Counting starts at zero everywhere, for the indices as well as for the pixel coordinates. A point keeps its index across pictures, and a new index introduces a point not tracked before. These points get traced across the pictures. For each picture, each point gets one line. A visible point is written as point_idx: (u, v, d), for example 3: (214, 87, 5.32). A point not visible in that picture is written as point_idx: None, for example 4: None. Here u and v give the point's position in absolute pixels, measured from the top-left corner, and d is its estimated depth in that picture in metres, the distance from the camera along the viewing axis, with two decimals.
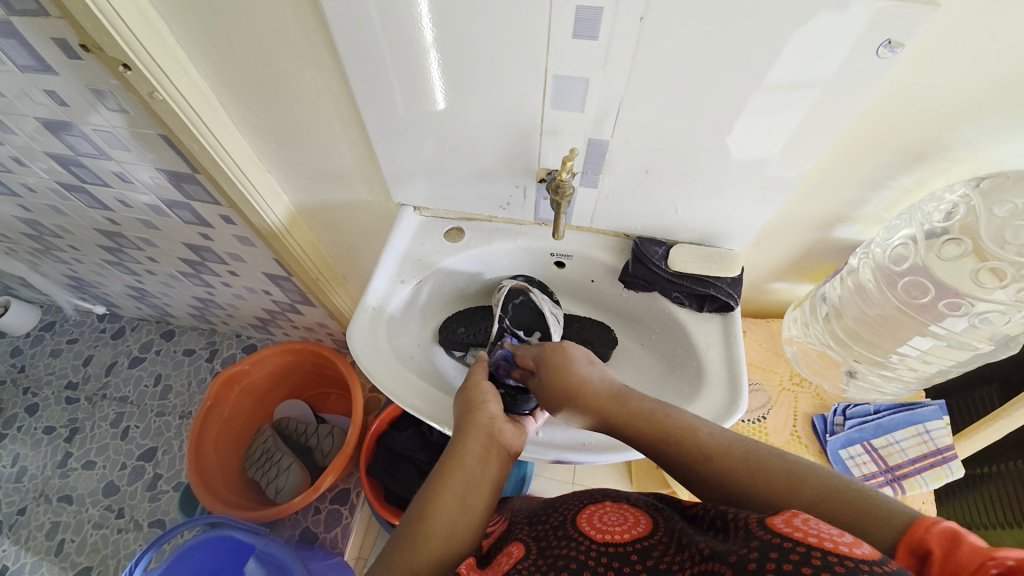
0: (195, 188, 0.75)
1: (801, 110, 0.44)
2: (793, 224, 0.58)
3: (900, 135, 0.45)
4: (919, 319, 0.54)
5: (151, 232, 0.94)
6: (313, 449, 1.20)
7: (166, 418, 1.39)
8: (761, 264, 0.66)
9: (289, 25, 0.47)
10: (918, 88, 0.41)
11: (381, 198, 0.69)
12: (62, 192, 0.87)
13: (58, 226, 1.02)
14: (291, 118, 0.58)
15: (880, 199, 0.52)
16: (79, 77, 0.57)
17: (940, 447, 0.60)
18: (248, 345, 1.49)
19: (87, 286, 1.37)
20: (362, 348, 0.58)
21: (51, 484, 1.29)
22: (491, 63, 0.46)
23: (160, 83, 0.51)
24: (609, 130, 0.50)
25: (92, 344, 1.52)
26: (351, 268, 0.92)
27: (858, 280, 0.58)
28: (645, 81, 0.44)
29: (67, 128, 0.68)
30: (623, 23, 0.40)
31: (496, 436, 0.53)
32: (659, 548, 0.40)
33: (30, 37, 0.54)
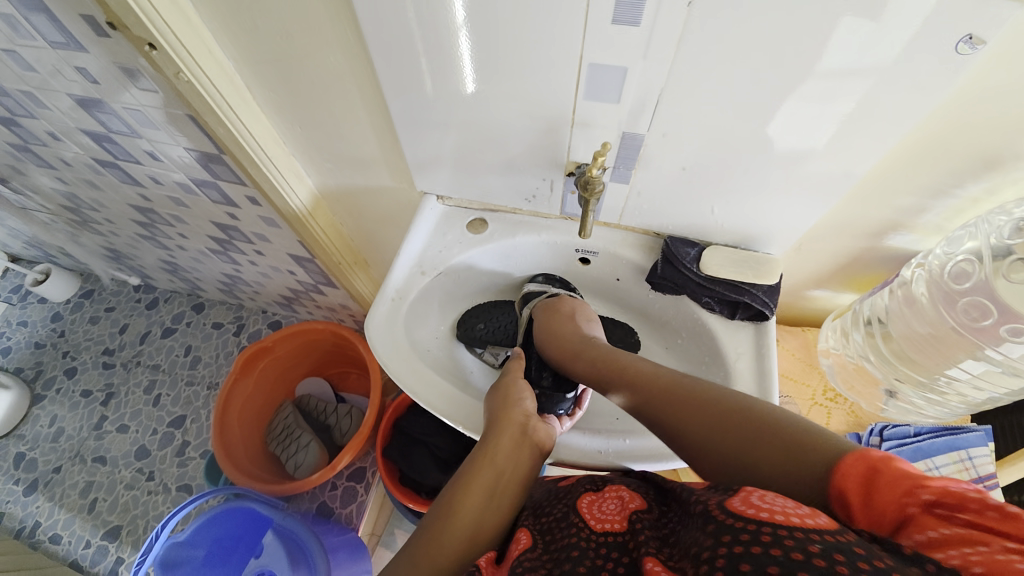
0: (221, 168, 0.75)
1: (862, 108, 0.40)
2: (840, 230, 0.54)
3: (974, 139, 0.41)
4: (975, 342, 0.50)
5: (181, 209, 0.96)
6: (333, 428, 1.23)
7: (194, 388, 1.44)
8: (801, 270, 0.62)
9: (313, 5, 0.45)
10: (999, 88, 0.37)
11: (405, 185, 0.67)
12: (97, 168, 0.89)
13: (94, 200, 1.05)
14: (315, 102, 0.56)
15: (942, 207, 0.47)
16: (109, 55, 0.57)
17: (982, 476, 0.56)
18: (273, 322, 1.52)
19: (123, 258, 1.42)
20: (379, 340, 0.58)
21: (88, 445, 1.37)
22: (522, 49, 0.43)
23: (186, 63, 0.50)
24: (645, 124, 0.46)
25: (128, 313, 1.58)
26: (372, 253, 0.91)
27: (909, 292, 0.53)
28: (688, 72, 0.41)
29: (99, 106, 0.68)
30: (668, 9, 0.36)
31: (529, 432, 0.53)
32: (658, 526, 0.39)
33: (61, 14, 0.54)
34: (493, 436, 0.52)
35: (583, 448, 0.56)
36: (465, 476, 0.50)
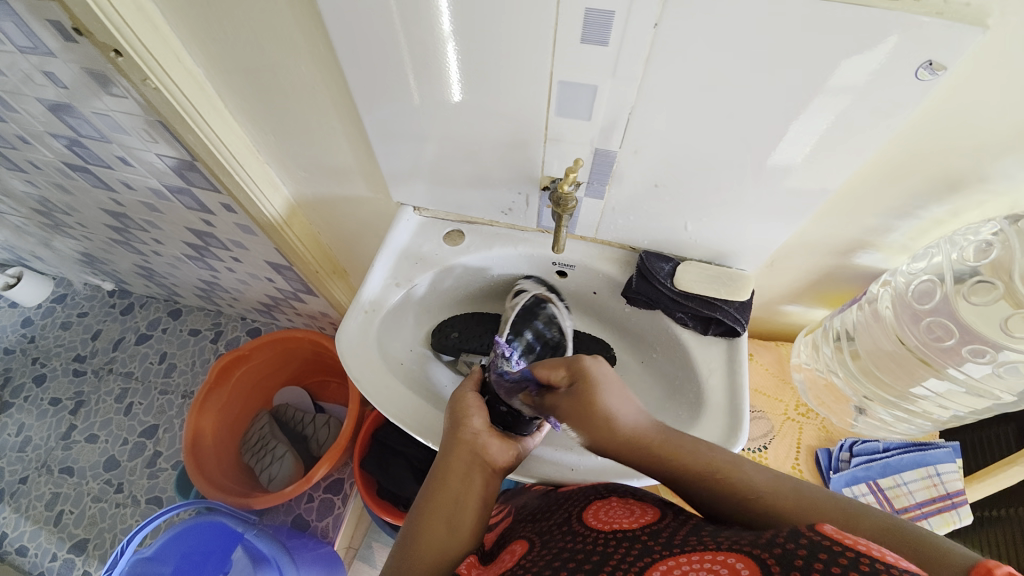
0: (195, 175, 0.74)
1: (812, 132, 0.41)
2: (811, 248, 0.55)
3: (936, 163, 0.41)
4: (939, 363, 0.52)
5: (156, 215, 0.94)
6: (309, 438, 1.21)
7: (168, 396, 1.41)
8: (774, 286, 0.62)
9: (283, 15, 0.44)
10: (958, 115, 0.38)
11: (381, 195, 0.67)
12: (68, 172, 0.86)
13: (66, 204, 1.02)
14: (287, 109, 0.55)
15: (907, 227, 0.48)
16: (77, 60, 0.56)
17: (951, 492, 0.56)
18: (252, 329, 1.50)
19: (97, 262, 1.38)
20: (350, 352, 0.57)
21: (55, 455, 1.32)
22: (494, 65, 0.43)
23: (154, 71, 0.50)
24: (616, 141, 0.46)
25: (101, 319, 1.54)
26: (351, 262, 0.90)
27: (875, 308, 0.54)
28: (657, 92, 0.41)
29: (67, 109, 0.67)
30: (635, 30, 0.37)
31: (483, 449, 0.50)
32: (668, 530, 0.41)
33: (27, 18, 0.52)
34: (445, 460, 0.50)
35: (553, 464, 0.55)
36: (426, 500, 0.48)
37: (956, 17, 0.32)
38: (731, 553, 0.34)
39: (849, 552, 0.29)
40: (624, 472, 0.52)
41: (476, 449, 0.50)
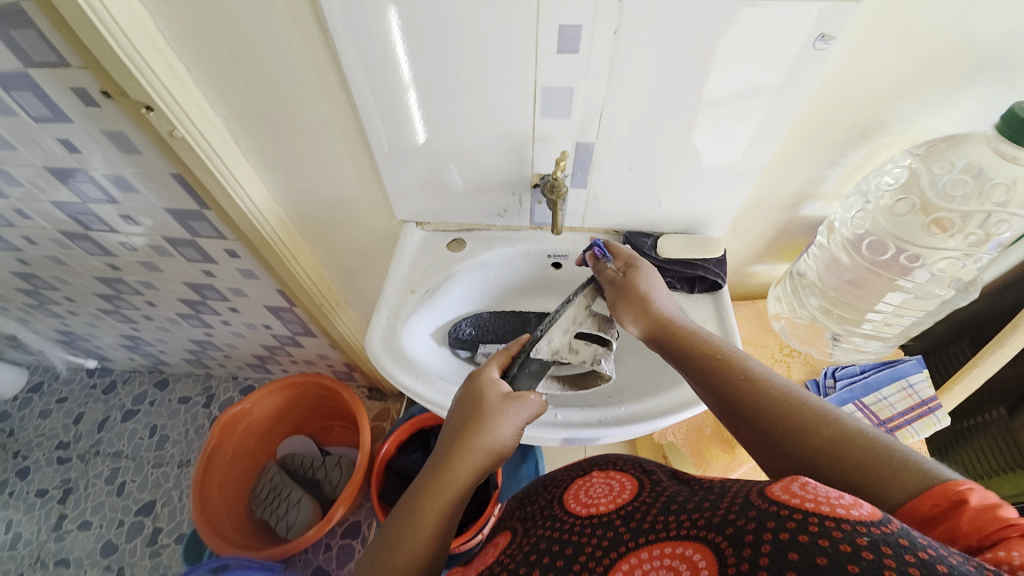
0: (202, 224, 0.78)
1: (743, 106, 0.51)
2: (765, 207, 0.65)
3: (846, 116, 0.52)
4: (889, 275, 0.61)
5: (154, 274, 0.96)
6: (322, 481, 1.19)
7: (164, 469, 1.35)
8: (741, 248, 0.72)
9: (300, 61, 0.52)
10: (854, 74, 0.48)
11: (384, 218, 0.73)
12: (64, 241, 0.88)
13: (56, 278, 1.03)
14: (297, 145, 0.62)
15: (836, 175, 0.58)
16: (97, 124, 0.61)
17: (925, 399, 0.65)
18: (246, 387, 1.48)
19: (78, 340, 1.35)
20: (382, 356, 0.61)
21: (47, 549, 1.23)
22: (483, 82, 0.52)
23: (179, 121, 0.55)
24: (593, 133, 0.55)
25: (82, 401, 1.48)
26: (353, 292, 0.94)
27: (829, 253, 0.64)
28: (622, 84, 0.50)
29: (78, 175, 0.71)
30: (599, 37, 0.46)
31: (489, 459, 0.52)
32: (641, 509, 0.44)
33: (52, 90, 0.57)
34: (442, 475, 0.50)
35: (583, 419, 0.58)
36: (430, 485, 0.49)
37: None
38: (687, 542, 0.36)
39: (798, 514, 0.31)
40: (648, 416, 0.58)
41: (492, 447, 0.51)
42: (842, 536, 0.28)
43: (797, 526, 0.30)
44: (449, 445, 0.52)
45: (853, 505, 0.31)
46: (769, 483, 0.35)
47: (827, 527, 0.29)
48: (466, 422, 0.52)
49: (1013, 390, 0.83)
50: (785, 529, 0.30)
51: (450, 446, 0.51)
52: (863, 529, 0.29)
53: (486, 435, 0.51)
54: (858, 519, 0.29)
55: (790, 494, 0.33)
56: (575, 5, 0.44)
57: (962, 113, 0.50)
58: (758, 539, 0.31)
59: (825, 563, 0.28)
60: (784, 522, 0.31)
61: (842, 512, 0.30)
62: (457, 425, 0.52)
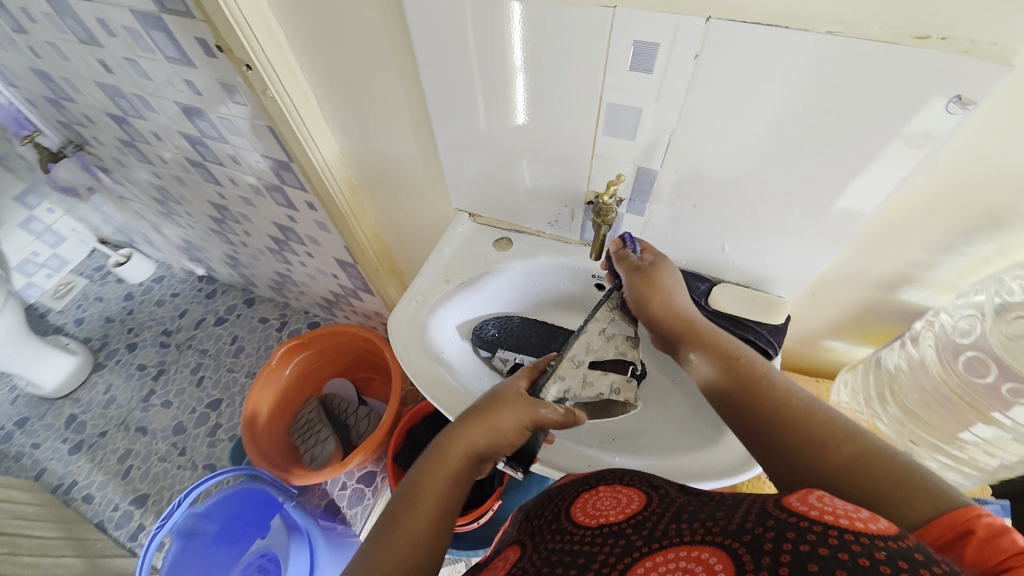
0: (287, 174, 0.86)
1: (838, 158, 0.43)
2: (852, 279, 0.55)
3: (977, 198, 0.42)
4: (984, 405, 0.51)
5: (250, 208, 1.08)
6: (350, 426, 1.28)
7: (233, 374, 1.55)
8: (813, 317, 0.62)
9: (381, 41, 0.53)
10: (997, 150, 0.38)
11: (440, 201, 0.74)
12: (186, 166, 1.02)
13: (180, 194, 1.20)
14: (372, 121, 0.64)
15: (953, 263, 0.48)
16: (212, 71, 0.68)
17: None
18: (313, 323, 1.63)
19: (193, 249, 1.58)
20: (400, 338, 0.64)
21: (134, 414, 1.49)
22: (547, 88, 0.49)
23: (272, 82, 0.60)
24: (657, 161, 0.51)
25: (189, 300, 1.74)
26: (408, 263, 0.98)
27: (920, 353, 0.54)
28: (695, 113, 0.45)
29: (197, 113, 0.81)
30: (676, 58, 0.41)
31: (486, 447, 0.51)
32: (652, 519, 0.42)
33: (181, 37, 0.65)
34: (440, 460, 0.50)
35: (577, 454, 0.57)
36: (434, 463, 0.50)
37: (982, 55, 0.34)
38: (704, 546, 0.35)
39: (818, 527, 0.31)
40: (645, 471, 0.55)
41: (495, 437, 0.51)
42: (863, 548, 0.29)
43: (818, 538, 0.30)
44: (447, 434, 0.51)
45: (870, 519, 0.31)
46: (786, 494, 0.36)
47: (846, 540, 0.29)
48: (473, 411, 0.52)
49: None
50: (805, 540, 0.30)
51: (456, 431, 0.51)
52: (881, 543, 0.29)
53: (487, 426, 0.51)
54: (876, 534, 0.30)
55: (810, 506, 0.33)
56: (653, 21, 0.39)
57: None
58: (777, 546, 0.31)
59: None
60: (805, 535, 0.31)
61: (861, 526, 0.30)
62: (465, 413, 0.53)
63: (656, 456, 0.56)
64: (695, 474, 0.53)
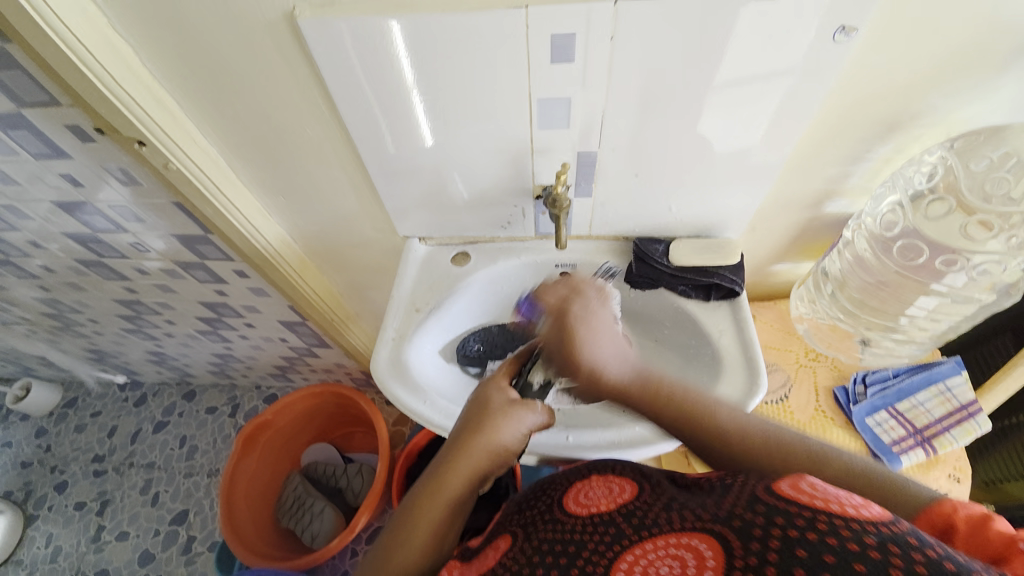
0: (207, 247, 0.78)
1: (750, 98, 0.47)
2: (785, 206, 0.60)
3: (870, 110, 0.48)
4: (919, 278, 0.57)
5: (169, 295, 0.98)
6: (344, 490, 1.20)
7: (193, 479, 1.39)
8: (760, 248, 0.68)
9: (288, 86, 0.50)
10: (877, 67, 0.44)
11: (386, 234, 0.71)
12: (80, 268, 0.90)
13: (78, 301, 1.05)
14: (294, 170, 0.61)
15: (862, 170, 0.54)
16: (94, 158, 0.61)
17: (964, 404, 0.61)
18: (269, 396, 1.51)
19: (106, 357, 1.40)
20: (387, 379, 0.61)
21: (87, 561, 1.29)
22: (475, 95, 0.49)
23: (173, 154, 0.55)
24: (596, 141, 0.52)
25: (116, 415, 1.54)
26: (362, 305, 0.94)
27: (855, 252, 0.61)
28: (622, 89, 0.47)
29: (83, 207, 0.71)
30: (595, 43, 0.43)
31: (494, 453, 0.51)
32: (641, 510, 0.43)
33: (47, 129, 0.57)
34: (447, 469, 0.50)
35: (595, 443, 0.56)
36: (432, 486, 0.50)
37: None
38: (696, 534, 0.37)
39: (807, 513, 0.33)
40: (660, 436, 0.54)
41: (489, 455, 0.50)
42: (852, 534, 0.31)
43: (807, 525, 0.32)
44: (451, 443, 0.51)
45: (864, 507, 0.33)
46: (777, 481, 0.38)
47: (835, 527, 0.31)
48: (462, 428, 0.51)
49: None
50: (794, 526, 0.33)
51: (449, 450, 0.51)
52: (871, 528, 0.31)
53: (486, 441, 0.50)
54: (867, 520, 0.32)
55: (802, 493, 0.35)
56: (568, 12, 0.41)
57: (1003, 101, 0.46)
58: (765, 532, 0.33)
59: (832, 560, 0.30)
60: (793, 521, 0.33)
61: (853, 511, 0.33)
62: (455, 430, 0.52)
63: None
64: None
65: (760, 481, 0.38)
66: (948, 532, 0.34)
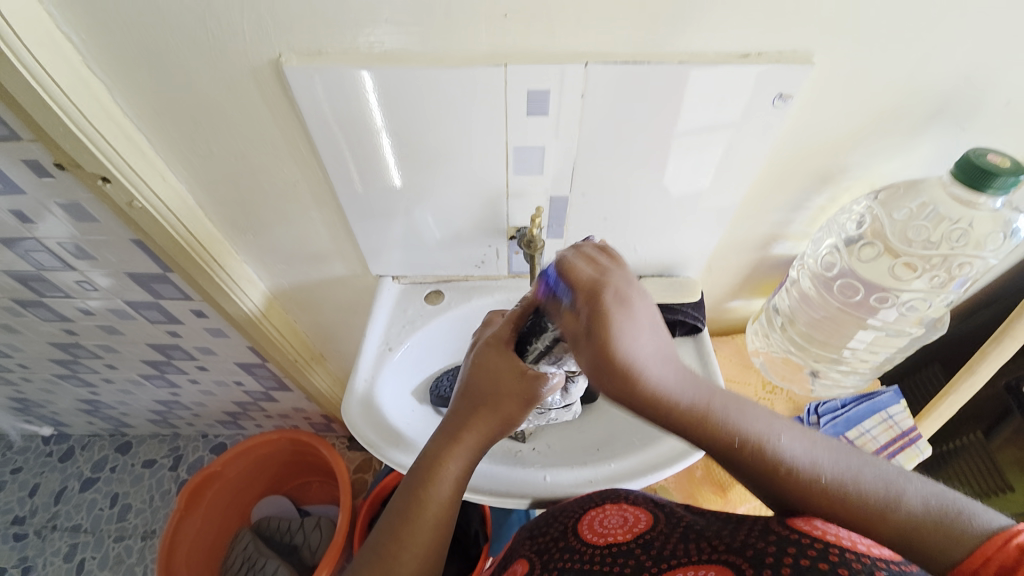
0: (164, 286, 0.75)
1: (701, 152, 0.52)
2: (738, 248, 0.66)
3: (806, 165, 0.54)
4: (858, 315, 0.64)
5: (113, 336, 0.91)
6: (300, 546, 1.12)
7: (126, 542, 1.25)
8: (718, 287, 0.73)
9: (269, 128, 0.51)
10: (809, 130, 0.51)
11: (359, 272, 0.71)
12: (15, 309, 0.83)
13: (7, 345, 0.97)
14: (267, 208, 0.60)
15: (802, 217, 0.61)
16: (49, 194, 0.58)
17: (905, 430, 0.66)
18: (217, 445, 1.40)
19: (31, 406, 1.26)
20: (358, 421, 0.59)
21: None
22: (456, 140, 0.52)
23: (139, 190, 0.53)
24: (567, 187, 0.56)
25: (37, 472, 1.37)
26: (330, 345, 0.91)
27: (800, 288, 0.66)
28: (591, 141, 0.51)
29: (30, 244, 0.67)
30: (567, 100, 0.47)
31: (501, 417, 0.48)
32: (660, 539, 0.41)
33: (1, 163, 0.54)
34: (446, 447, 0.47)
35: (571, 481, 0.56)
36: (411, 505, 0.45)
37: (790, 61, 0.45)
38: (709, 566, 0.36)
39: (820, 544, 0.33)
40: (635, 473, 0.56)
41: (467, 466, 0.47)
42: (863, 567, 0.31)
43: (820, 554, 0.32)
44: (437, 446, 0.48)
45: (874, 546, 0.33)
46: (789, 516, 0.37)
47: (848, 559, 0.31)
48: (439, 442, 0.48)
49: (986, 410, 0.85)
50: (807, 555, 0.32)
51: (424, 466, 0.47)
52: (882, 563, 0.31)
53: (460, 448, 0.48)
54: (879, 558, 0.32)
55: (814, 527, 0.35)
56: (542, 72, 0.45)
57: (916, 158, 0.53)
58: (780, 562, 0.33)
59: None
60: (806, 550, 0.33)
61: (863, 548, 0.32)
62: (429, 445, 0.48)
63: (638, 449, 0.58)
64: (677, 453, 0.56)
65: (771, 516, 0.38)
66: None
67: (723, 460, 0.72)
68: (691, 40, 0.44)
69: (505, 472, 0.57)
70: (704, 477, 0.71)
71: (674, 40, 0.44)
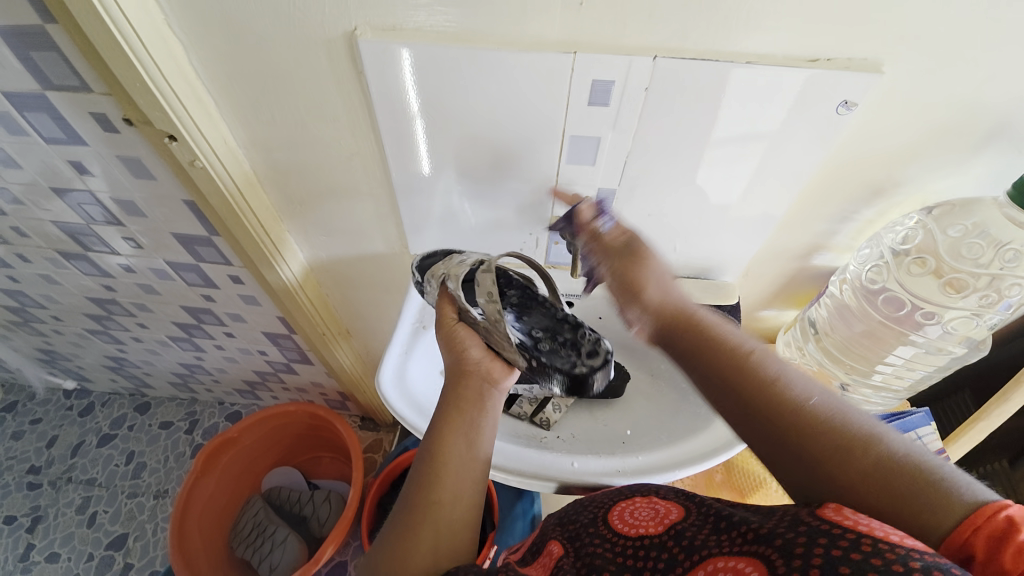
0: (206, 249, 0.77)
1: (755, 155, 0.52)
2: (777, 256, 0.66)
3: (860, 175, 0.54)
4: (902, 329, 0.63)
5: (148, 296, 0.93)
6: (309, 518, 1.14)
7: (138, 499, 1.28)
8: (753, 293, 0.73)
9: (333, 99, 0.52)
10: (866, 141, 0.51)
11: (397, 250, 0.72)
12: (59, 261, 0.86)
13: (45, 296, 1.00)
14: (318, 179, 0.62)
15: (848, 229, 0.61)
16: (111, 148, 0.60)
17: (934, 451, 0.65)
18: (232, 413, 1.42)
19: (58, 359, 1.30)
20: (390, 392, 0.59)
21: None
22: (513, 126, 0.53)
23: (201, 151, 0.55)
24: (617, 180, 0.57)
25: (57, 424, 1.41)
26: (357, 322, 0.92)
27: (838, 299, 0.67)
28: (648, 135, 0.51)
29: (83, 196, 0.69)
30: (629, 93, 0.48)
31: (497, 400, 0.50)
32: (693, 529, 0.41)
33: (69, 114, 0.56)
34: (447, 424, 0.48)
35: (599, 469, 0.57)
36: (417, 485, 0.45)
37: (858, 68, 0.45)
38: (741, 556, 0.35)
39: (851, 534, 0.31)
40: (663, 467, 0.56)
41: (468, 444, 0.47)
42: (897, 557, 0.28)
43: (849, 544, 0.30)
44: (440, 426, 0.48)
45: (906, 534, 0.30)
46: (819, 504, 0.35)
47: (879, 548, 0.29)
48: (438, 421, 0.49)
49: (1014, 442, 0.84)
50: (837, 546, 0.31)
51: (429, 449, 0.47)
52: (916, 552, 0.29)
53: (462, 428, 0.48)
54: (913, 547, 0.29)
55: (845, 517, 0.32)
56: (609, 64, 0.46)
57: (970, 177, 0.53)
58: (810, 551, 0.31)
59: None
60: (837, 541, 0.31)
61: (895, 538, 0.30)
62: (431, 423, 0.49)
63: (667, 444, 0.59)
64: (704, 451, 0.57)
65: (804, 505, 0.36)
66: (970, 563, 0.30)
67: (744, 467, 0.72)
68: (760, 41, 0.44)
69: (531, 454, 0.58)
70: (723, 482, 0.71)
71: (744, 41, 0.44)
